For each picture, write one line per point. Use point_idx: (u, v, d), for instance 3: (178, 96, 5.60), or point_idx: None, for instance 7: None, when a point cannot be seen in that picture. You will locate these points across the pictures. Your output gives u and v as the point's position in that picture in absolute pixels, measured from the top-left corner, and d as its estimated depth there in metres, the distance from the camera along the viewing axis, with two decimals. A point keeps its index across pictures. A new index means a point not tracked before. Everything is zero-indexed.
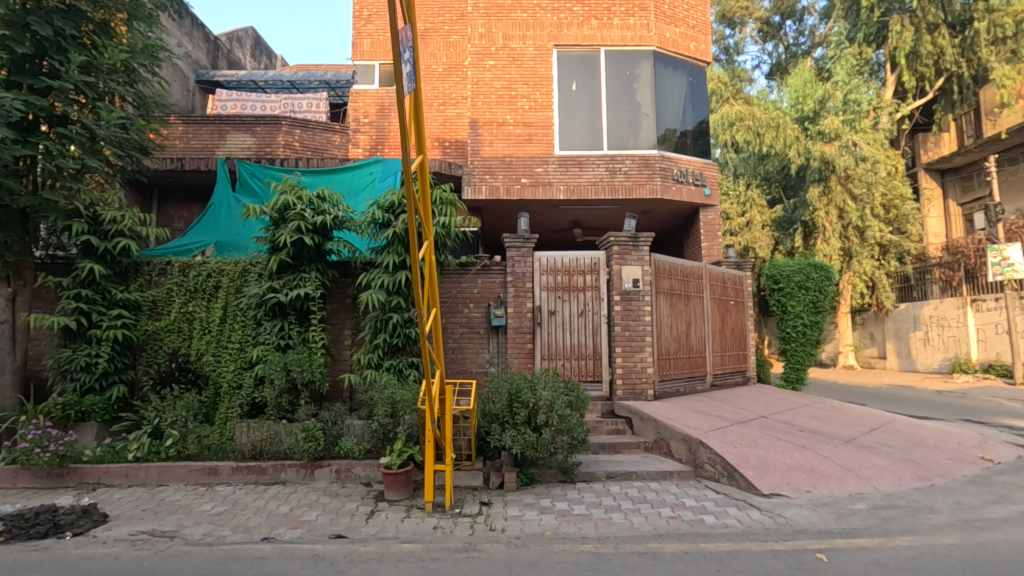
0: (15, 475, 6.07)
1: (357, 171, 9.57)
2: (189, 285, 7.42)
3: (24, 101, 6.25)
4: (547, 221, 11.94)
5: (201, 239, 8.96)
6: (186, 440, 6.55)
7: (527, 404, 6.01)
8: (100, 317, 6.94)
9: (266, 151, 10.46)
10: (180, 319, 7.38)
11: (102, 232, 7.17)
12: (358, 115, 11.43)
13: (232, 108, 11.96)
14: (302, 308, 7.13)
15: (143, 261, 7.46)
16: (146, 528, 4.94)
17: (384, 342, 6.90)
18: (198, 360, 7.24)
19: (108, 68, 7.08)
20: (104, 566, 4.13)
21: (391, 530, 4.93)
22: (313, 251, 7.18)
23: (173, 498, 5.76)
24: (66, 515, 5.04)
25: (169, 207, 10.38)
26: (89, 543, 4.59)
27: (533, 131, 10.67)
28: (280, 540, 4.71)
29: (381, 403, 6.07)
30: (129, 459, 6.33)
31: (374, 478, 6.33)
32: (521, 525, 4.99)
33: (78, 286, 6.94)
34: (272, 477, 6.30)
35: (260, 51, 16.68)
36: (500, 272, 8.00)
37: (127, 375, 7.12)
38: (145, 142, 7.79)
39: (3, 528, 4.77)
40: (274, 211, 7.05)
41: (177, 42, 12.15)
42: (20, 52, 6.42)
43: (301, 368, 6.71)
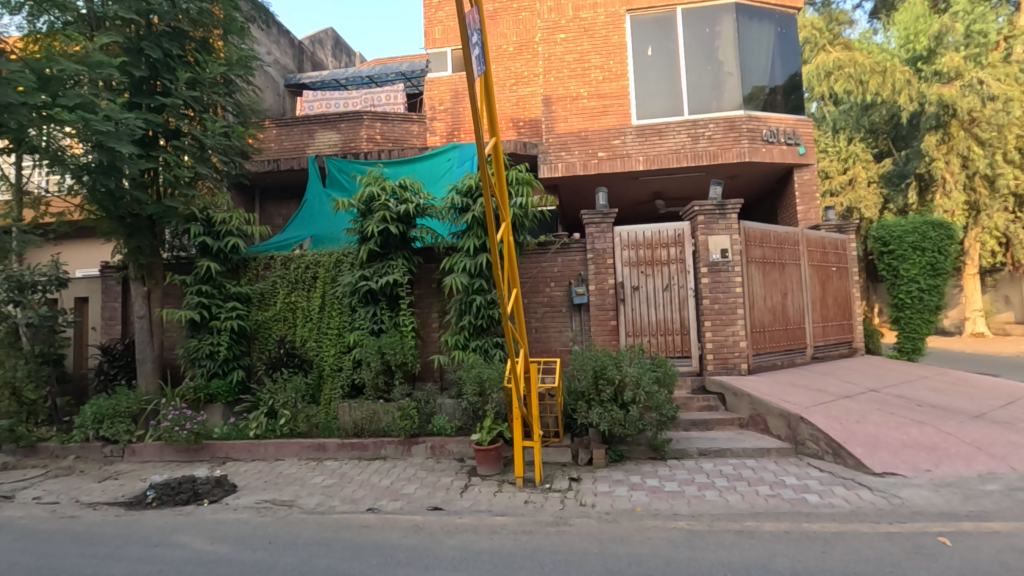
0: (160, 450, 6.94)
1: (435, 158, 9.81)
2: (291, 277, 8.04)
3: (144, 119, 6.98)
4: (627, 194, 11.63)
5: (298, 233, 9.63)
6: (297, 419, 7.16)
7: (613, 381, 5.96)
8: (218, 309, 7.69)
9: (351, 147, 11.00)
10: (285, 308, 8.02)
11: (215, 233, 7.91)
12: (433, 103, 11.65)
13: (319, 107, 12.64)
14: (391, 294, 7.49)
15: (250, 257, 8.18)
16: (268, 498, 5.49)
17: (470, 323, 7.11)
18: (303, 345, 7.86)
19: (210, 82, 7.78)
20: (235, 529, 4.66)
21: (484, 503, 5.13)
22: (398, 238, 7.48)
23: (289, 471, 6.33)
24: (203, 484, 5.72)
25: (269, 206, 11.21)
26: (222, 509, 5.19)
27: (608, 102, 10.35)
28: (383, 511, 5.06)
29: (470, 382, 6.27)
30: (250, 436, 7.03)
31: (467, 454, 6.58)
32: (611, 500, 5.00)
33: (199, 282, 7.73)
34: (374, 453, 6.74)
35: (340, 50, 17.44)
36: (580, 249, 7.92)
37: (243, 361, 7.88)
38: (245, 146, 8.45)
39: (154, 495, 5.50)
40: (361, 204, 7.40)
41: (267, 50, 12.98)
42: (139, 75, 7.20)
43: (393, 351, 7.11)
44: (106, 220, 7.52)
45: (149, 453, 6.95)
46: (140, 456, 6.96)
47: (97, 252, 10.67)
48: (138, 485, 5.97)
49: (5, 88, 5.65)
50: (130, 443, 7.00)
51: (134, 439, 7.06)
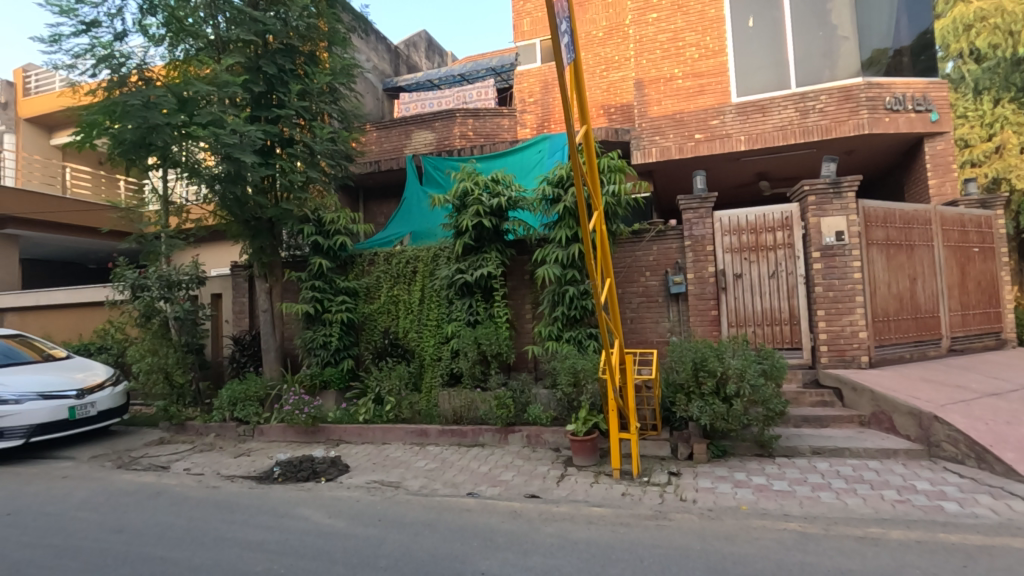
0: (283, 431, 7.64)
1: (526, 150, 9.87)
2: (393, 272, 8.48)
3: (263, 131, 7.62)
4: (727, 177, 11.01)
5: (399, 230, 10.13)
6: (401, 405, 7.58)
7: (714, 374, 5.70)
8: (330, 302, 8.30)
9: (445, 145, 11.39)
10: (389, 301, 8.50)
11: (325, 232, 8.54)
12: (523, 95, 11.71)
13: (414, 108, 13.18)
14: (486, 286, 7.68)
15: (357, 254, 8.75)
16: (377, 478, 5.87)
17: (563, 314, 7.10)
18: (405, 336, 8.29)
19: (317, 91, 8.40)
20: (349, 506, 5.04)
21: (580, 493, 5.12)
22: (491, 232, 7.64)
23: (395, 454, 6.72)
24: (321, 463, 6.23)
25: (372, 205, 11.87)
26: (338, 487, 5.64)
27: (705, 81, 9.82)
28: (482, 496, 5.22)
29: (564, 372, 6.28)
30: (360, 420, 7.54)
31: (563, 445, 6.61)
32: (713, 497, 4.80)
33: (313, 278, 8.39)
34: (472, 439, 6.96)
35: (433, 51, 18.03)
36: (677, 237, 7.62)
37: (353, 350, 8.47)
38: (349, 150, 9.03)
39: (280, 471, 6.09)
40: (456, 199, 7.63)
41: (367, 57, 13.74)
42: (258, 90, 7.93)
43: (489, 341, 7.29)
44: (234, 224, 8.37)
45: (275, 433, 7.66)
46: (267, 436, 7.71)
47: (226, 252, 11.97)
48: (266, 462, 6.62)
49: (150, 112, 6.86)
50: (258, 423, 7.83)
51: (262, 420, 7.86)
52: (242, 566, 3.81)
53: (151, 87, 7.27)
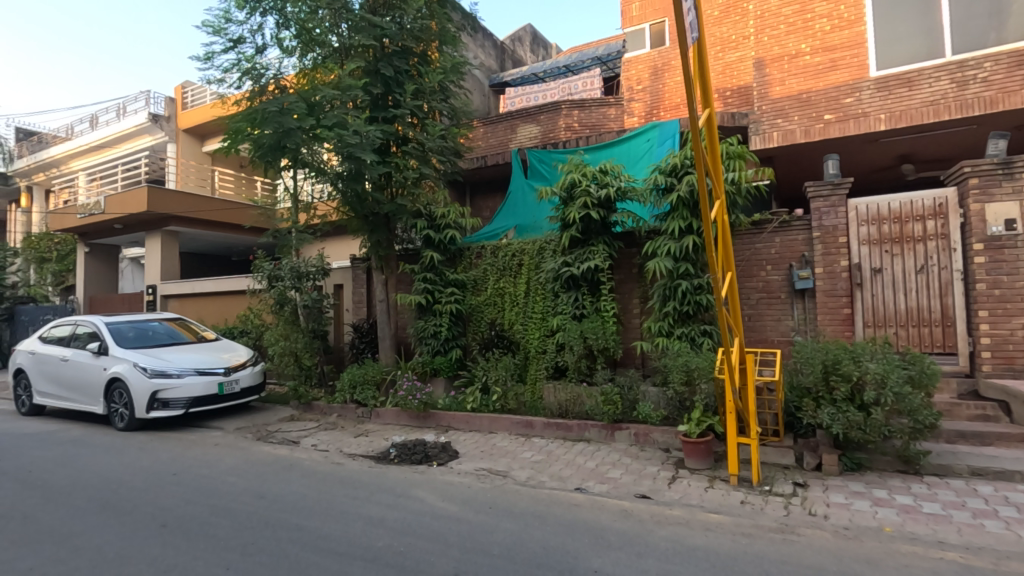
0: (397, 415, 8.05)
1: (635, 140, 9.57)
2: (500, 264, 8.59)
3: (381, 130, 8.05)
4: (862, 160, 9.92)
5: (505, 223, 10.27)
6: (507, 396, 7.70)
7: (849, 378, 5.17)
8: (440, 294, 8.61)
9: (550, 137, 11.37)
10: (495, 294, 8.63)
11: (437, 226, 8.87)
12: (631, 83, 11.36)
13: (519, 102, 13.27)
14: (593, 280, 7.55)
15: (465, 247, 8.98)
16: (485, 466, 6.01)
17: (674, 310, 6.80)
18: (511, 328, 8.40)
19: (430, 90, 8.73)
20: (461, 491, 5.20)
21: (695, 498, 4.88)
22: (599, 224, 7.50)
23: (502, 444, 6.84)
24: (432, 448, 6.50)
25: (477, 199, 12.09)
26: (449, 472, 5.85)
27: (837, 55, 8.90)
28: (591, 492, 5.15)
29: (676, 370, 6.00)
30: (468, 408, 7.77)
31: (673, 445, 6.35)
32: (849, 514, 4.35)
33: (424, 270, 8.75)
34: (578, 434, 6.89)
35: (538, 44, 18.06)
36: (803, 227, 6.99)
37: (460, 340, 8.74)
38: (459, 146, 9.27)
39: (396, 452, 6.44)
40: (563, 191, 7.55)
41: (474, 55, 14.05)
42: (377, 92, 8.38)
43: (596, 335, 7.17)
44: (354, 219, 8.92)
45: (390, 416, 8.11)
46: (383, 419, 8.18)
47: (347, 246, 12.87)
48: (383, 443, 7.03)
49: (284, 117, 7.54)
50: (375, 406, 8.34)
51: (378, 404, 8.36)
52: (366, 540, 4.06)
53: (285, 94, 7.96)
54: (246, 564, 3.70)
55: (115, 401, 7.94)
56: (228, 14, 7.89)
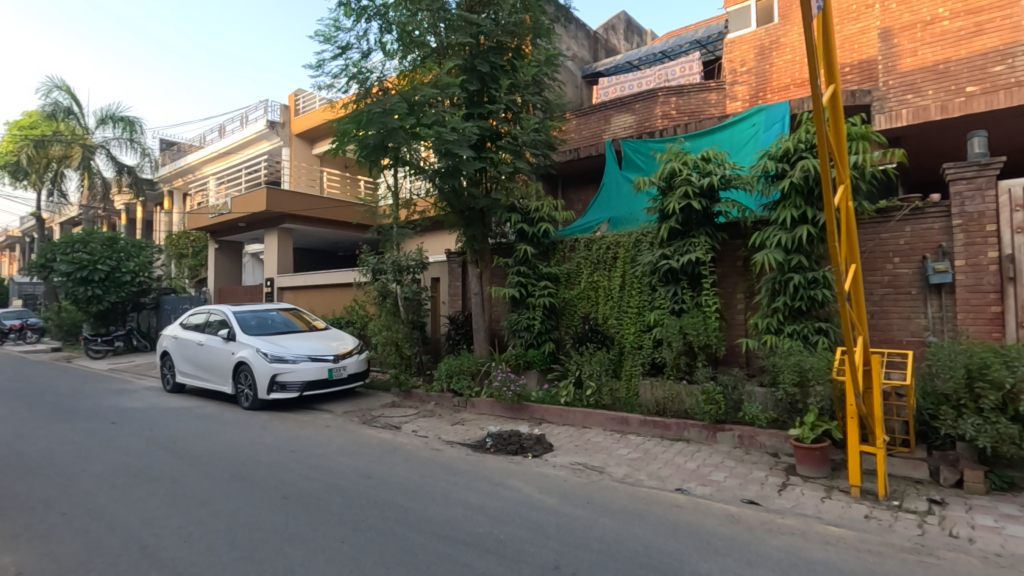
0: (491, 406, 8.21)
1: (739, 125, 9.03)
2: (593, 258, 8.42)
3: (477, 126, 8.20)
4: (1014, 137, 8.66)
5: (598, 216, 10.12)
6: (602, 391, 7.59)
7: (999, 385, 4.53)
8: (533, 287, 8.64)
9: (646, 126, 11.02)
10: (589, 287, 8.49)
11: (531, 220, 8.90)
12: (735, 65, 10.68)
13: (613, 92, 12.97)
14: (693, 273, 7.21)
15: (559, 241, 8.92)
16: (581, 461, 5.97)
17: (785, 306, 6.34)
18: (605, 323, 8.23)
19: (524, 84, 8.75)
20: (557, 484, 5.20)
21: (810, 507, 4.52)
22: (700, 215, 7.14)
23: (596, 439, 6.75)
24: (527, 439, 6.56)
25: (570, 192, 11.99)
26: (544, 464, 5.87)
27: (984, 18, 7.83)
28: (692, 494, 4.95)
29: (787, 370, 5.59)
30: (562, 402, 7.79)
31: (782, 450, 5.94)
32: (1001, 540, 3.83)
33: (518, 264, 8.81)
34: (676, 433, 6.65)
35: (632, 31, 17.53)
36: (940, 215, 6.23)
37: (553, 334, 8.72)
38: (552, 139, 9.30)
39: (491, 442, 6.57)
40: (661, 180, 7.28)
41: (567, 46, 13.93)
42: (473, 89, 8.52)
43: (696, 332, 6.86)
44: (451, 214, 9.16)
45: (484, 407, 8.29)
46: (478, 409, 8.38)
47: (443, 241, 13.33)
48: (479, 432, 7.20)
49: (387, 117, 7.87)
50: (470, 396, 8.57)
51: (473, 394, 8.59)
52: (467, 525, 4.18)
53: (387, 95, 8.32)
54: (358, 539, 3.94)
55: (241, 382, 8.78)
56: (337, 22, 8.37)
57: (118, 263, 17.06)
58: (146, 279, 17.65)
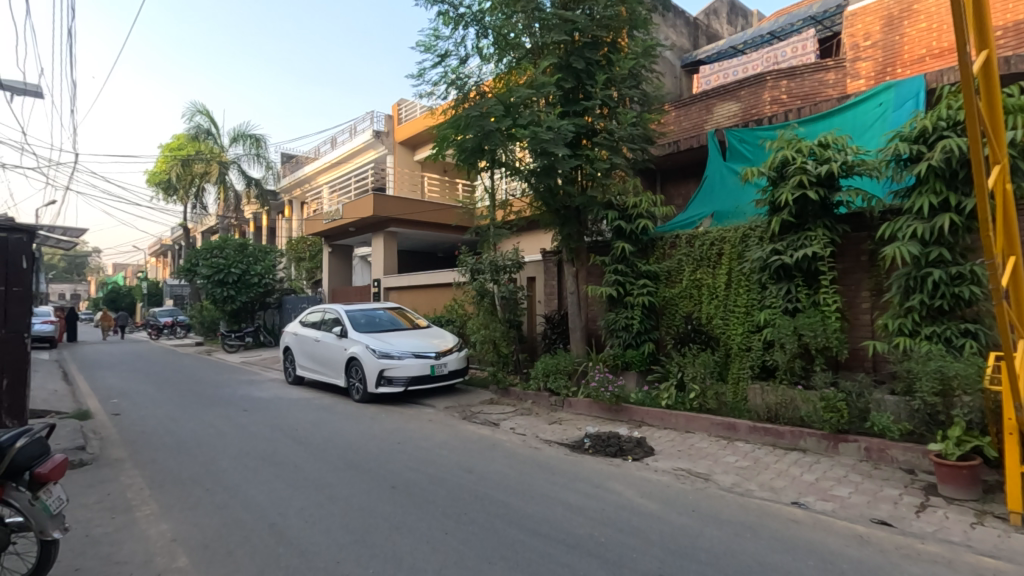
0: (589, 406, 8.11)
1: (862, 106, 8.21)
2: (696, 255, 8.00)
3: (573, 123, 8.14)
4: None
5: (701, 211, 9.65)
6: (706, 395, 7.22)
7: None
8: (632, 286, 8.39)
9: (753, 113, 10.33)
10: (691, 286, 8.07)
11: (628, 217, 8.66)
12: (857, 40, 9.71)
13: (716, 79, 12.31)
14: (810, 269, 6.64)
15: (658, 237, 8.58)
16: (684, 466, 5.71)
17: (921, 305, 5.65)
18: (709, 323, 7.79)
19: (621, 78, 8.54)
20: (660, 490, 5.01)
21: (957, 534, 3.98)
22: (818, 206, 6.56)
23: (701, 445, 6.43)
24: (627, 442, 6.40)
25: (669, 186, 11.53)
26: (645, 468, 5.68)
27: None
28: (812, 509, 4.55)
29: (926, 376, 4.98)
30: (663, 405, 7.51)
31: (920, 467, 5.29)
32: None
33: (616, 262, 8.60)
34: (791, 442, 6.16)
35: (736, 13, 16.52)
36: None
37: (653, 334, 8.42)
38: (650, 132, 8.99)
39: (590, 443, 6.48)
40: (772, 170, 6.78)
41: (665, 36, 13.43)
42: (569, 86, 8.47)
43: (814, 333, 6.31)
44: (547, 214, 9.13)
45: (582, 407, 8.20)
46: (575, 409, 8.31)
47: (539, 240, 13.40)
48: (577, 432, 7.13)
49: (484, 121, 8.04)
50: (567, 395, 8.52)
51: (570, 394, 8.53)
52: (567, 526, 4.14)
53: (484, 99, 8.48)
54: (461, 532, 4.04)
55: (352, 375, 9.38)
56: (437, 32, 8.68)
57: (248, 266, 18.98)
58: (271, 281, 19.49)
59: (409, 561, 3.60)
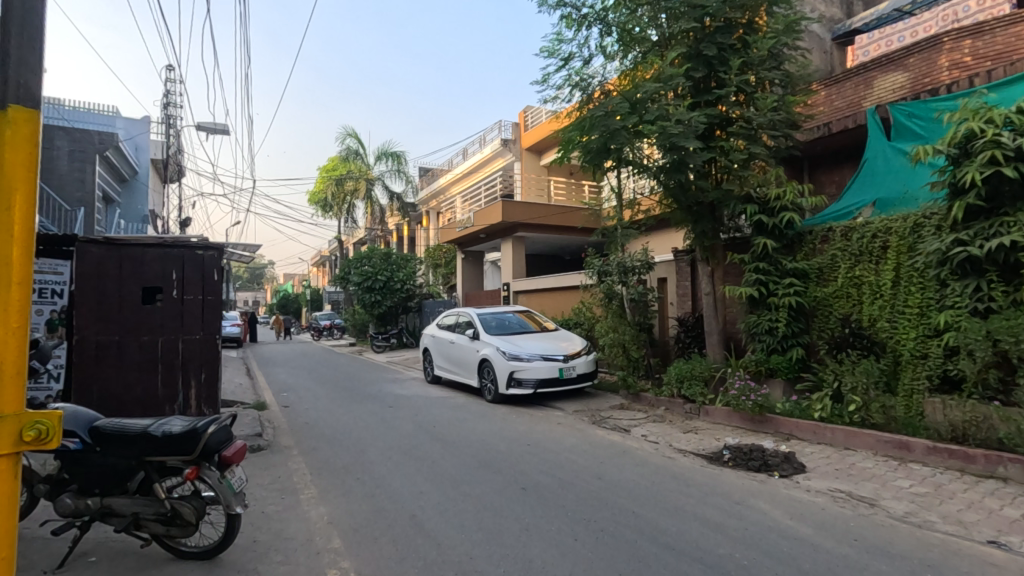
0: (728, 415, 7.57)
1: None
2: (854, 249, 7.07)
3: (705, 114, 7.68)
4: None
5: (859, 199, 8.53)
6: (870, 408, 6.36)
7: None
8: (776, 286, 7.63)
9: (925, 83, 8.93)
10: (848, 284, 7.14)
11: (770, 210, 7.94)
12: None
13: (876, 49, 10.88)
14: (1007, 262, 5.55)
15: (806, 231, 7.76)
16: (843, 488, 5.07)
17: None
18: (872, 326, 6.83)
19: (759, 60, 7.89)
20: (813, 512, 4.50)
21: None
22: (1017, 184, 5.49)
23: (864, 465, 5.67)
24: (773, 456, 5.85)
25: (820, 173, 10.37)
26: (796, 487, 5.14)
27: None
28: (1015, 551, 3.78)
29: None
30: (815, 417, 6.74)
31: None
32: None
33: (756, 260, 7.92)
34: (985, 468, 5.18)
35: None
36: None
37: (803, 338, 7.59)
38: (794, 117, 8.18)
39: (730, 455, 6.03)
40: (953, 147, 5.79)
41: (811, 8, 12.16)
42: (700, 76, 8.01)
43: (1014, 338, 5.27)
44: (677, 211, 8.70)
45: (720, 416, 7.67)
46: (712, 418, 7.80)
47: (670, 239, 12.86)
48: (714, 443, 6.68)
49: (609, 120, 7.92)
50: (703, 403, 8.04)
51: (707, 401, 8.04)
52: (705, 543, 3.88)
53: (609, 97, 8.33)
54: (591, 540, 3.97)
55: (484, 376, 9.72)
56: (560, 35, 8.72)
57: (392, 274, 20.70)
58: (412, 286, 21.07)
59: (538, 563, 3.63)
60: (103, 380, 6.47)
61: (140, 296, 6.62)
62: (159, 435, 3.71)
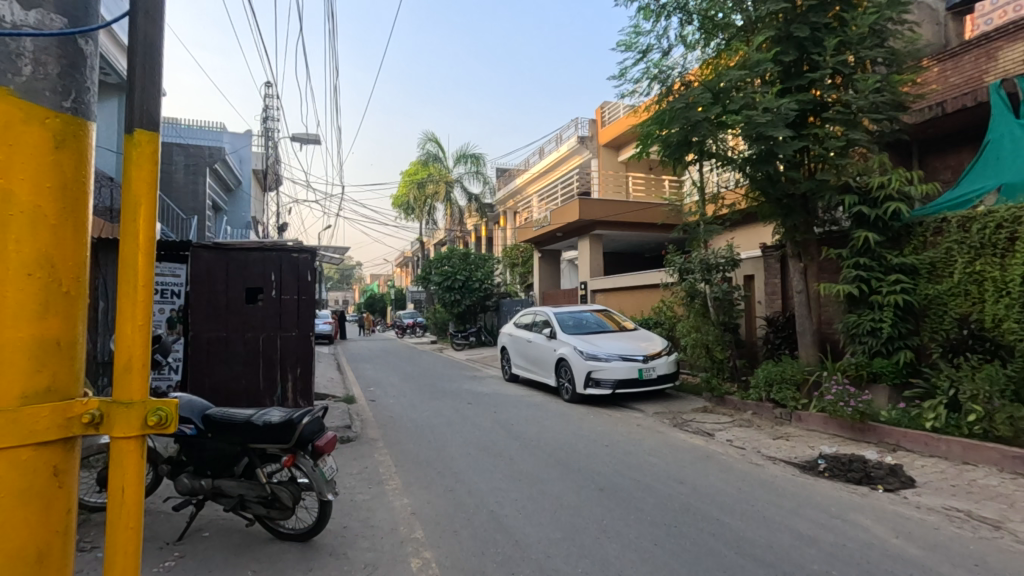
0: (824, 422, 7.05)
1: None
2: (974, 241, 6.34)
3: (796, 101, 7.19)
4: None
5: (980, 185, 7.63)
6: (994, 419, 5.61)
7: None
8: (879, 283, 7.01)
9: None
10: (967, 280, 6.41)
11: (872, 200, 7.29)
12: None
13: (1001, 17, 9.80)
14: None
15: (916, 222, 7.08)
16: (960, 506, 4.57)
17: None
18: (997, 327, 6.10)
19: (858, 38, 7.29)
20: (924, 531, 4.10)
21: None
22: None
23: (987, 482, 5.07)
24: (876, 468, 5.40)
25: (931, 158, 9.41)
26: (903, 503, 4.69)
27: None
28: None
29: None
30: (926, 427, 6.15)
31: None
32: None
33: (856, 255, 7.28)
34: None
35: None
36: None
37: (912, 340, 6.93)
38: (901, 97, 7.44)
39: (827, 465, 5.62)
40: None
41: None
42: (790, 59, 7.50)
43: None
44: (765, 205, 8.21)
45: (815, 422, 7.16)
46: (805, 424, 7.31)
47: (758, 234, 12.19)
48: (808, 451, 6.27)
49: (690, 111, 7.63)
50: (795, 408, 7.55)
51: (799, 406, 7.54)
52: (796, 557, 3.65)
53: (690, 88, 7.99)
54: (672, 546, 3.86)
55: (562, 376, 9.67)
56: (638, 28, 8.51)
57: (470, 274, 21.23)
58: (490, 286, 21.52)
59: (617, 565, 3.58)
60: (213, 373, 7.13)
61: (244, 296, 7.21)
62: (260, 424, 4.02)
